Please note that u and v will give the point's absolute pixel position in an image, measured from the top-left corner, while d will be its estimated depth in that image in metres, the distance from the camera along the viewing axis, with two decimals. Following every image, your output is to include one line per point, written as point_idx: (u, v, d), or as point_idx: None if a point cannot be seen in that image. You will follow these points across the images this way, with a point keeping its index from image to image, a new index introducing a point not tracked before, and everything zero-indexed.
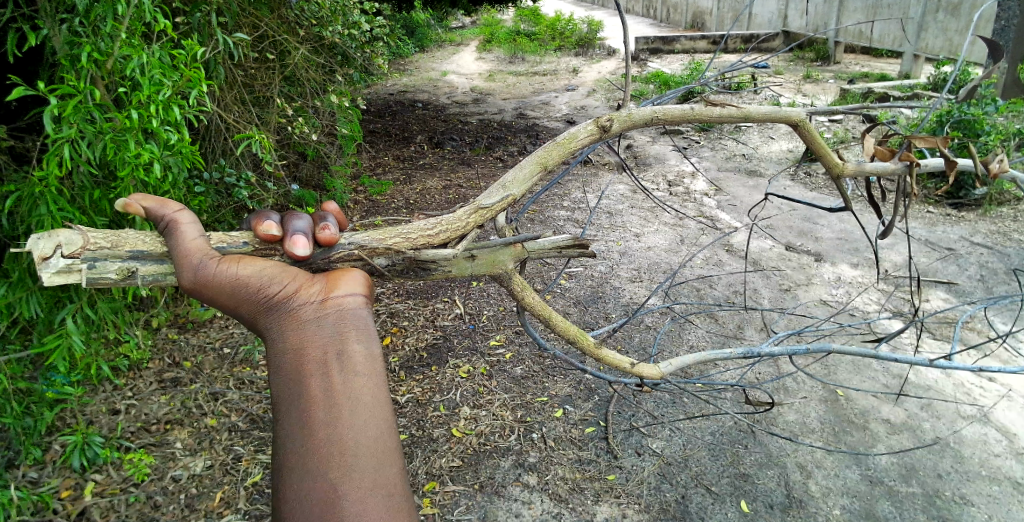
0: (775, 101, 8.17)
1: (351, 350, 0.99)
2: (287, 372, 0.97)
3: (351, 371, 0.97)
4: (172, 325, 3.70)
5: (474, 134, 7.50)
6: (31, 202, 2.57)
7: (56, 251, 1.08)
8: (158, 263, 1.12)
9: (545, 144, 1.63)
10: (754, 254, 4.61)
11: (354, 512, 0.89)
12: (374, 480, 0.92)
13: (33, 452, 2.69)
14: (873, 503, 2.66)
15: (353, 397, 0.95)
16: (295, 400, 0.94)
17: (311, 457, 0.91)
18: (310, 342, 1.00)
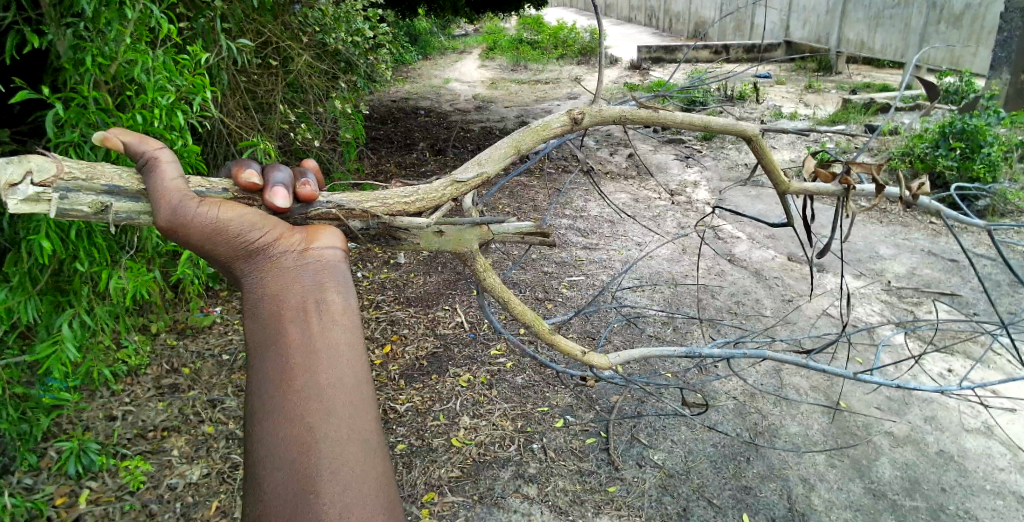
0: (778, 111, 8.18)
1: (330, 299, 0.98)
2: (264, 317, 0.95)
3: (329, 320, 0.95)
4: (170, 331, 3.66)
5: (476, 142, 7.49)
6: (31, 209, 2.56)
7: (25, 178, 1.08)
8: (133, 200, 1.15)
9: (520, 131, 1.87)
10: (756, 264, 4.59)
11: (331, 460, 0.86)
12: (351, 426, 0.90)
13: (29, 457, 2.67)
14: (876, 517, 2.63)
15: (330, 344, 0.93)
16: (270, 343, 0.91)
17: (287, 398, 0.88)
18: (289, 288, 0.98)
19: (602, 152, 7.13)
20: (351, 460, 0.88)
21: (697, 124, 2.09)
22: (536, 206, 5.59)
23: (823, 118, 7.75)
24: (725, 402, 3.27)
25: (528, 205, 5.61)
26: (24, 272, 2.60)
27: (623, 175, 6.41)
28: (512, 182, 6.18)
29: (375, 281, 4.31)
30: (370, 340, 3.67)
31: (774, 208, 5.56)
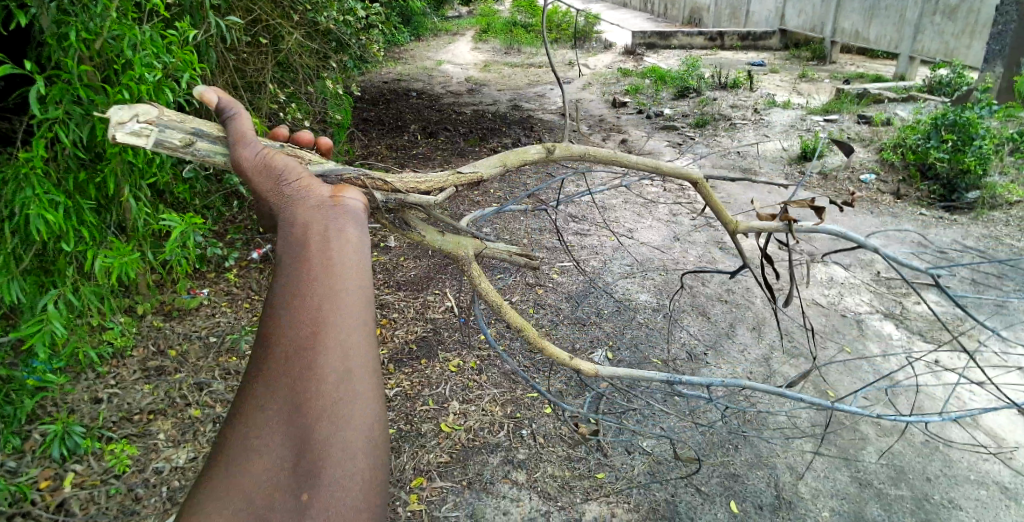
0: (771, 99, 8.16)
1: (349, 231, 0.96)
2: (287, 239, 0.95)
3: (346, 245, 0.93)
4: (157, 313, 3.61)
5: (468, 125, 7.42)
6: (15, 186, 2.51)
7: (134, 118, 1.37)
8: (211, 143, 1.38)
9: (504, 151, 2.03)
10: (747, 252, 4.59)
11: (324, 372, 0.81)
12: (349, 345, 0.83)
13: (12, 440, 2.63)
14: (862, 506, 2.66)
15: (343, 261, 0.89)
16: (284, 272, 0.88)
17: (289, 305, 0.85)
18: (313, 219, 0.99)
19: (594, 137, 7.09)
20: (345, 377, 0.82)
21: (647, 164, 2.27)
22: (528, 191, 5.56)
23: (816, 107, 7.75)
24: (714, 390, 3.26)
25: (519, 189, 5.58)
26: (8, 251, 2.56)
27: None
28: (504, 167, 6.15)
29: None
30: None
31: (766, 197, 5.56)
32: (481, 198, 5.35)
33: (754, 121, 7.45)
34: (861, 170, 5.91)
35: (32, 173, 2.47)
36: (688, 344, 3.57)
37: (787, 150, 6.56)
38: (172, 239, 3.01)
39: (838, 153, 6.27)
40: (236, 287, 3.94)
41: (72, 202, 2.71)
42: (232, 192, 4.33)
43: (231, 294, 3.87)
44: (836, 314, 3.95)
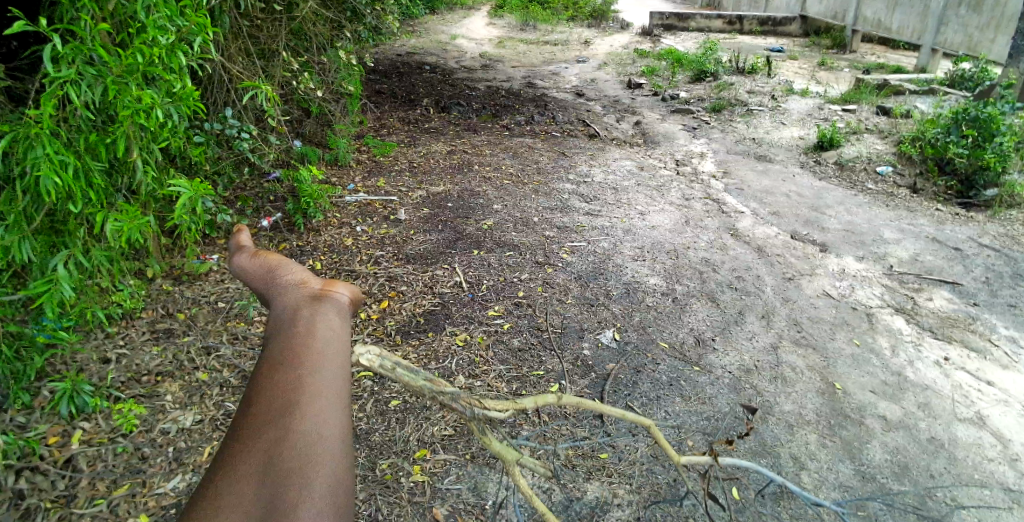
0: (789, 86, 8.06)
1: (331, 315, 1.14)
2: (280, 322, 1.13)
3: (325, 325, 1.11)
4: (167, 277, 3.63)
5: (482, 100, 7.35)
6: (26, 144, 2.49)
7: None
8: None
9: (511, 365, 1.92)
10: (758, 239, 4.56)
11: (304, 418, 0.94)
12: (325, 398, 0.98)
13: (22, 396, 2.67)
14: (862, 499, 2.66)
15: (324, 336, 1.08)
16: (270, 356, 1.03)
17: (272, 366, 1.01)
18: (299, 307, 1.16)
19: (608, 118, 7.03)
20: (320, 418, 0.95)
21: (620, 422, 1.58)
22: (540, 169, 5.52)
23: (834, 96, 7.64)
24: (720, 376, 3.25)
25: (531, 167, 5.54)
26: (19, 210, 2.57)
27: (629, 142, 6.33)
28: (517, 144, 6.11)
29: (375, 236, 4.26)
30: (368, 295, 3.65)
31: (780, 184, 5.50)
32: (493, 175, 5.32)
33: (771, 107, 7.35)
34: (878, 162, 5.84)
35: (43, 133, 2.46)
36: (696, 329, 3.57)
37: (803, 139, 6.48)
38: (182, 205, 3.00)
39: (855, 144, 6.18)
40: None
41: (83, 164, 2.70)
42: (243, 158, 4.32)
43: None
44: (847, 305, 3.92)
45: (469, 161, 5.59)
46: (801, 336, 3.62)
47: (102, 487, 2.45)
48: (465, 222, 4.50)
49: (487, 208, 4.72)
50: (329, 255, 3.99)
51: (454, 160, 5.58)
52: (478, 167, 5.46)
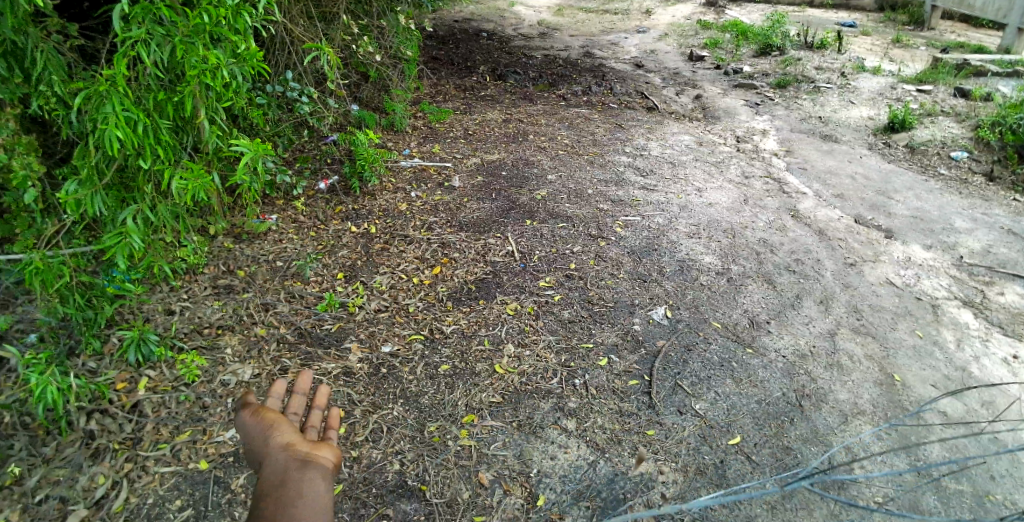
0: (860, 63, 7.66)
1: (321, 453, 1.41)
2: (280, 464, 1.37)
3: (315, 464, 1.37)
4: (228, 235, 3.75)
5: (539, 69, 7.25)
6: (99, 101, 2.57)
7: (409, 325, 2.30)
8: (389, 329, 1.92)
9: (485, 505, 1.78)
10: (820, 222, 4.39)
11: None
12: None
13: (93, 342, 2.81)
14: (917, 495, 2.56)
15: (308, 477, 1.34)
16: (266, 492, 1.29)
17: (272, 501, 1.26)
18: (294, 445, 1.42)
19: (666, 92, 6.87)
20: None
21: None
22: (596, 141, 5.44)
23: (909, 75, 7.22)
24: (773, 359, 3.16)
25: (587, 139, 5.46)
26: (92, 165, 2.67)
27: (688, 117, 6.17)
28: (572, 115, 6.02)
29: (429, 202, 4.29)
30: (421, 261, 3.69)
31: (846, 165, 5.27)
32: (548, 145, 5.27)
33: (840, 85, 7.02)
34: (953, 146, 5.51)
35: (114, 90, 2.53)
36: (750, 310, 3.47)
37: (872, 119, 6.18)
38: (243, 165, 3.08)
39: (928, 127, 5.85)
40: (303, 216, 4.02)
41: (151, 122, 2.78)
42: (303, 121, 4.40)
43: (298, 222, 3.96)
44: (910, 295, 3.73)
45: (524, 130, 5.55)
46: (860, 324, 3.47)
47: (165, 432, 2.58)
48: (519, 191, 4.48)
49: (541, 179, 4.68)
50: (384, 221, 4.05)
51: (509, 129, 5.54)
52: (533, 137, 5.41)
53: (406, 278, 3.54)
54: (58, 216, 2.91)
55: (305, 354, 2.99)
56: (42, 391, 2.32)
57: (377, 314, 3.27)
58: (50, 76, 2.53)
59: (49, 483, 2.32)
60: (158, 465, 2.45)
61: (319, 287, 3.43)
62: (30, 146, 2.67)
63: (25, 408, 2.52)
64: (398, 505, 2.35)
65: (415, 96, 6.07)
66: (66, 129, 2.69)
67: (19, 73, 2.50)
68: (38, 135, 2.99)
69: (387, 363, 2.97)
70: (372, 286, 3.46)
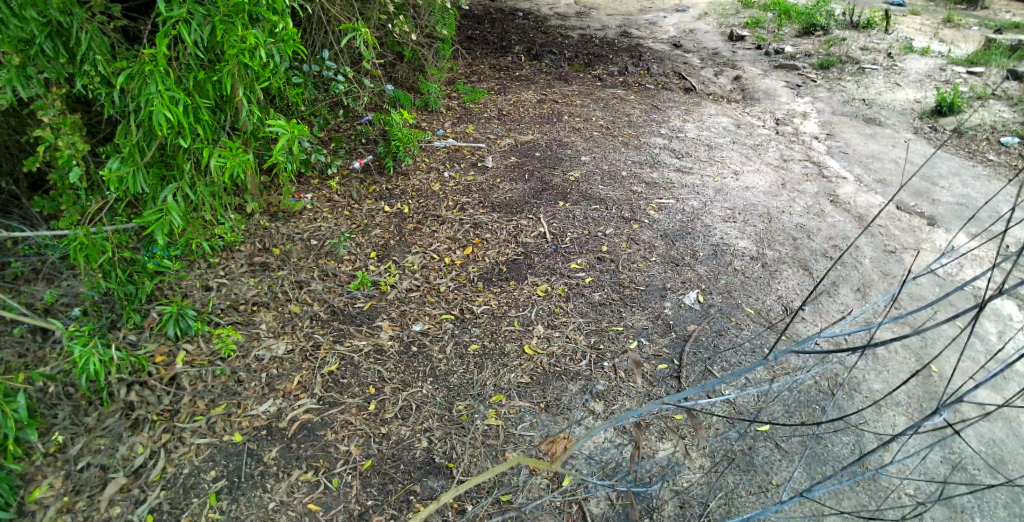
0: (908, 44, 7.37)
1: None
2: None
3: None
4: (264, 213, 3.82)
5: (575, 49, 7.17)
6: (141, 80, 2.62)
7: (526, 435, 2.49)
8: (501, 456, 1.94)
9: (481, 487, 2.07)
10: (860, 208, 4.26)
11: None
12: None
13: (134, 316, 2.91)
14: (950, 488, 2.50)
15: None
16: None
17: None
18: None
19: (705, 73, 6.73)
20: None
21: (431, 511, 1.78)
22: (631, 122, 5.37)
23: (960, 57, 6.93)
24: (807, 347, 3.10)
25: (622, 120, 5.39)
26: (133, 144, 2.74)
27: (726, 98, 6.05)
28: (608, 96, 5.95)
29: (462, 182, 4.29)
30: (453, 241, 3.71)
31: (889, 150, 5.11)
32: (583, 126, 5.22)
33: (886, 66, 6.78)
34: (1004, 131, 5.28)
35: (155, 70, 2.58)
36: (785, 297, 3.41)
37: (919, 102, 5.96)
38: (280, 144, 3.13)
39: (978, 111, 5.61)
40: (337, 195, 4.07)
41: (190, 101, 2.83)
42: (337, 101, 4.44)
43: (332, 201, 4.01)
44: (952, 285, 3.61)
45: (558, 111, 5.50)
46: (898, 314, 3.37)
47: (201, 405, 2.65)
48: (552, 172, 4.45)
49: (574, 160, 4.65)
50: (417, 201, 4.07)
51: (543, 110, 5.50)
52: (568, 118, 5.36)
53: (438, 258, 3.57)
54: (101, 193, 3.00)
55: (337, 331, 3.04)
56: (85, 362, 2.41)
57: (408, 293, 3.30)
58: (94, 56, 2.59)
59: (91, 452, 2.43)
60: (194, 436, 2.53)
61: (352, 266, 3.48)
62: (75, 125, 2.74)
63: (70, 379, 2.63)
64: (426, 482, 2.39)
65: (450, 76, 6.07)
66: (109, 108, 2.76)
67: (66, 53, 2.56)
68: (82, 115, 3.08)
69: (417, 341, 3.01)
70: (403, 266, 3.50)
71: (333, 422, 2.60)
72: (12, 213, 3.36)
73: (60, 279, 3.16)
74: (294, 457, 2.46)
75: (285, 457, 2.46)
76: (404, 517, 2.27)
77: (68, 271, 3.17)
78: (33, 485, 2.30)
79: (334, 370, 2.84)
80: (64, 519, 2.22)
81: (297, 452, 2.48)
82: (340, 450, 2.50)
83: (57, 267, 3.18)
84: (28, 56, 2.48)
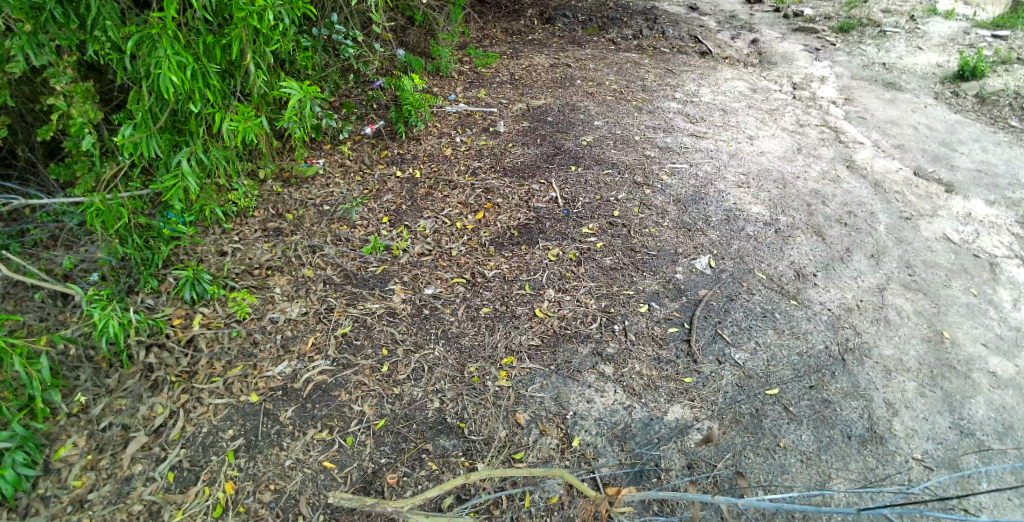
0: (933, 6, 7.16)
1: None
2: None
3: None
4: (277, 179, 3.84)
5: (588, 11, 7.04)
6: (150, 45, 2.60)
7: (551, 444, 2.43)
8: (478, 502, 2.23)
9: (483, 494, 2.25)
10: (876, 174, 4.20)
11: None
12: None
13: (151, 281, 2.96)
14: (958, 453, 2.51)
15: None
16: None
17: None
18: None
19: (721, 36, 6.60)
20: None
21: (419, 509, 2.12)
22: (645, 87, 5.29)
23: (984, 20, 6.72)
24: (818, 312, 3.09)
25: (636, 84, 5.32)
26: (145, 110, 2.74)
27: (742, 62, 5.93)
28: (622, 60, 5.85)
29: (474, 147, 4.28)
30: (465, 206, 3.72)
31: (909, 115, 5.00)
32: (596, 91, 5.15)
33: (908, 29, 6.60)
34: None
35: (164, 34, 2.55)
36: (797, 263, 3.39)
37: (941, 66, 5.81)
38: (290, 108, 3.10)
39: (1002, 75, 5.46)
40: (350, 160, 4.08)
41: (200, 66, 2.81)
42: (348, 65, 4.41)
43: (345, 167, 4.02)
44: (967, 252, 3.57)
45: (571, 75, 5.43)
46: (911, 280, 3.34)
47: (218, 367, 2.71)
48: (564, 137, 4.42)
49: (587, 125, 4.60)
50: (428, 166, 4.07)
51: (556, 74, 5.43)
52: (581, 82, 5.29)
53: (450, 223, 3.58)
54: (116, 159, 3.02)
55: (350, 294, 3.08)
56: (104, 325, 2.47)
57: (419, 257, 3.32)
58: (104, 21, 2.57)
59: (112, 412, 2.50)
60: (212, 397, 2.58)
61: (364, 231, 3.50)
62: (88, 91, 2.75)
63: (91, 341, 2.69)
64: (437, 441, 2.44)
65: (461, 40, 6.00)
66: (121, 74, 2.76)
67: (77, 19, 2.55)
68: (95, 82, 3.09)
69: (429, 304, 3.04)
70: (416, 230, 3.51)
71: (347, 383, 2.65)
72: (29, 181, 3.40)
73: (78, 245, 3.22)
74: (309, 416, 2.52)
75: (301, 417, 2.52)
76: (416, 474, 2.32)
77: (86, 237, 3.22)
78: (58, 444, 2.38)
79: (347, 332, 2.88)
80: (89, 476, 2.30)
81: (311, 412, 2.54)
82: (354, 410, 2.55)
83: (75, 234, 3.23)
84: (39, 23, 2.48)
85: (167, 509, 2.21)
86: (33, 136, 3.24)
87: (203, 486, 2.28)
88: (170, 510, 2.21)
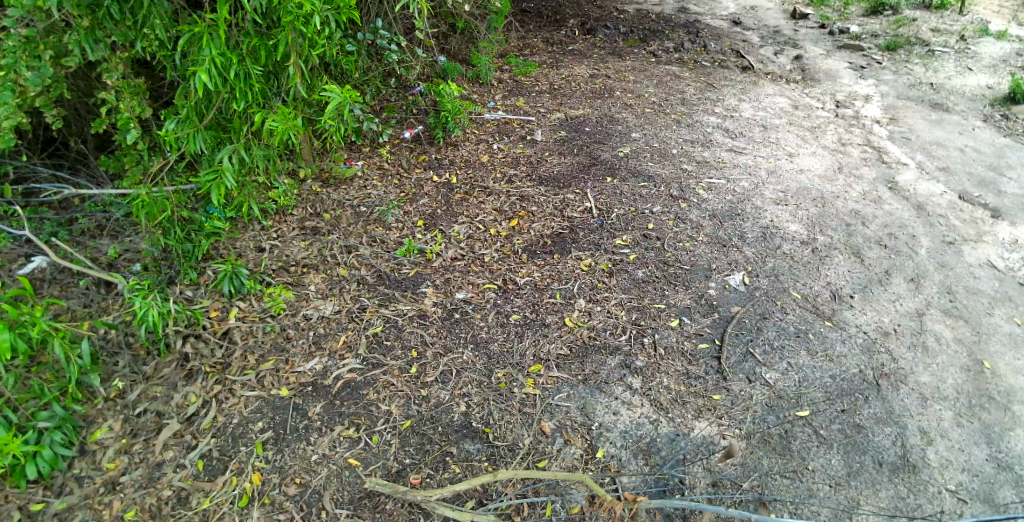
0: (986, 27, 6.97)
1: None
2: None
3: None
4: (316, 179, 3.93)
5: (630, 23, 7.04)
6: (200, 43, 2.67)
7: (572, 450, 2.44)
8: (504, 504, 2.25)
9: (508, 495, 2.28)
10: (919, 196, 4.10)
11: None
12: None
13: (191, 273, 3.05)
14: (994, 487, 2.42)
15: None
16: None
17: None
18: None
19: (764, 52, 6.53)
20: None
21: (450, 509, 2.19)
22: (684, 100, 5.27)
23: None
24: (854, 335, 3.03)
25: (676, 97, 5.29)
26: (192, 107, 2.82)
27: (785, 78, 5.86)
28: (662, 72, 5.84)
29: (510, 154, 4.31)
30: (499, 212, 3.75)
31: (955, 137, 4.88)
32: (635, 103, 5.14)
33: (957, 49, 6.44)
34: None
35: (214, 33, 2.62)
36: (834, 283, 3.33)
37: (992, 88, 5.65)
38: (331, 111, 3.17)
39: None
40: (387, 163, 4.15)
41: (246, 66, 2.88)
42: (390, 69, 4.49)
43: (382, 169, 4.09)
44: (1013, 281, 3.46)
45: (610, 86, 5.43)
46: (952, 307, 3.26)
47: (252, 359, 2.77)
48: (601, 147, 4.42)
49: (625, 136, 4.60)
50: (465, 171, 4.11)
51: (595, 85, 5.44)
52: (619, 93, 5.29)
53: (484, 229, 3.61)
54: (163, 153, 3.13)
55: (383, 295, 3.13)
56: (144, 314, 2.55)
57: (453, 262, 3.36)
58: (155, 19, 2.64)
59: (148, 398, 2.58)
60: (244, 389, 2.65)
61: (399, 233, 3.55)
62: (138, 88, 2.85)
63: (131, 329, 2.79)
64: (462, 445, 2.46)
65: (502, 48, 6.06)
66: (170, 70, 2.85)
67: (132, 17, 2.64)
68: (146, 79, 3.19)
69: (460, 309, 3.06)
70: (450, 235, 3.55)
71: (375, 383, 2.69)
72: (80, 171, 3.54)
73: (123, 235, 3.32)
74: (337, 414, 2.56)
75: (329, 414, 2.56)
76: (439, 477, 2.34)
77: (131, 228, 3.34)
78: (94, 427, 2.47)
79: (378, 332, 2.92)
80: (122, 459, 2.37)
81: (339, 409, 2.58)
82: (381, 409, 2.58)
83: (121, 224, 3.35)
84: (96, 19, 2.57)
85: (195, 496, 2.27)
86: (85, 129, 3.37)
87: (230, 476, 2.33)
88: (198, 498, 2.27)
